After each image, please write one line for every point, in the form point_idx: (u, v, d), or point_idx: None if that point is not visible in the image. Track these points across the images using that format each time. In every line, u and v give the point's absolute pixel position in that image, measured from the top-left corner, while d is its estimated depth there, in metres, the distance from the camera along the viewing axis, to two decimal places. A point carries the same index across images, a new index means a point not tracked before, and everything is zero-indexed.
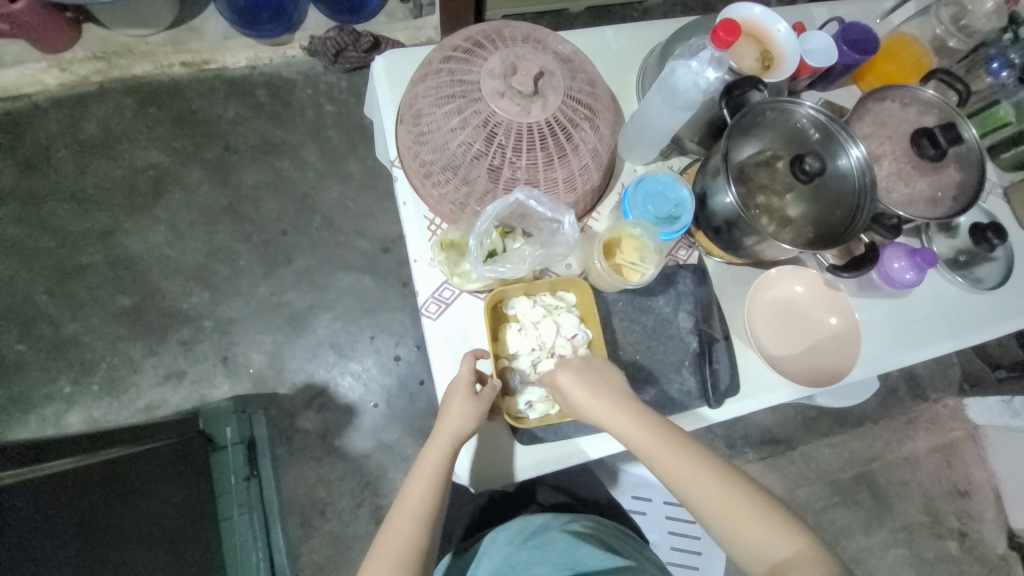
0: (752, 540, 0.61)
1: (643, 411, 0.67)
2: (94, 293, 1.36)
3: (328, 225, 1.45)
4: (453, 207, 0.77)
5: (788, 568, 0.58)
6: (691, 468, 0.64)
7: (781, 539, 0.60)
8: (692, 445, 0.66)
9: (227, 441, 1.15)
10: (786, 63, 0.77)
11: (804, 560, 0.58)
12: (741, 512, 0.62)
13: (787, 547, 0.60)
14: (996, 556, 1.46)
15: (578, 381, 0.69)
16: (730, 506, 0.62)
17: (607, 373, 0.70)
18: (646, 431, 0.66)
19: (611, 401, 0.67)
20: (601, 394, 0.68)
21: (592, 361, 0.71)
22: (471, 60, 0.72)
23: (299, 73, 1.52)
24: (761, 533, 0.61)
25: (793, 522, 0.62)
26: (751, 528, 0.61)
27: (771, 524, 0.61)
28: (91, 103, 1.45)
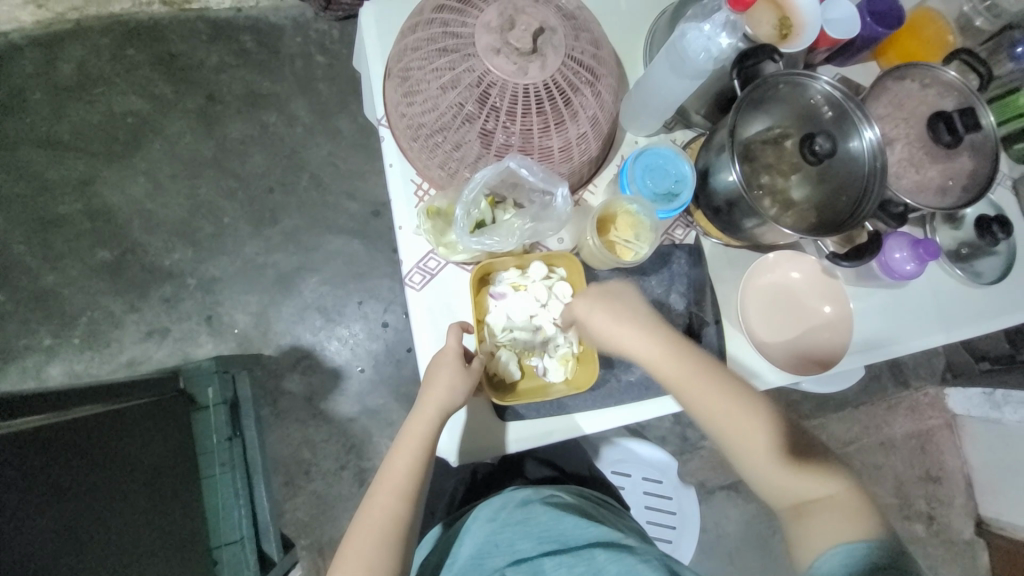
0: (783, 479, 0.65)
1: (681, 346, 0.69)
2: (73, 245, 1.31)
3: (317, 185, 1.39)
4: (442, 172, 0.73)
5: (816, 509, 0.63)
6: (732, 408, 0.67)
7: (814, 481, 0.64)
8: (737, 386, 0.68)
9: (208, 401, 1.13)
10: (805, 32, 0.72)
11: (835, 502, 0.63)
12: (774, 453, 0.66)
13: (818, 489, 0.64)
14: (960, 539, 1.51)
15: (606, 313, 0.70)
16: (766, 445, 0.66)
17: (637, 305, 0.71)
18: (696, 374, 0.68)
19: (655, 336, 0.69)
20: (646, 328, 0.69)
21: (621, 293, 0.72)
22: (466, 11, 0.66)
23: (288, 19, 1.42)
24: (795, 475, 0.65)
25: (827, 466, 0.66)
26: (784, 467, 0.65)
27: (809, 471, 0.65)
28: (65, 41, 1.35)
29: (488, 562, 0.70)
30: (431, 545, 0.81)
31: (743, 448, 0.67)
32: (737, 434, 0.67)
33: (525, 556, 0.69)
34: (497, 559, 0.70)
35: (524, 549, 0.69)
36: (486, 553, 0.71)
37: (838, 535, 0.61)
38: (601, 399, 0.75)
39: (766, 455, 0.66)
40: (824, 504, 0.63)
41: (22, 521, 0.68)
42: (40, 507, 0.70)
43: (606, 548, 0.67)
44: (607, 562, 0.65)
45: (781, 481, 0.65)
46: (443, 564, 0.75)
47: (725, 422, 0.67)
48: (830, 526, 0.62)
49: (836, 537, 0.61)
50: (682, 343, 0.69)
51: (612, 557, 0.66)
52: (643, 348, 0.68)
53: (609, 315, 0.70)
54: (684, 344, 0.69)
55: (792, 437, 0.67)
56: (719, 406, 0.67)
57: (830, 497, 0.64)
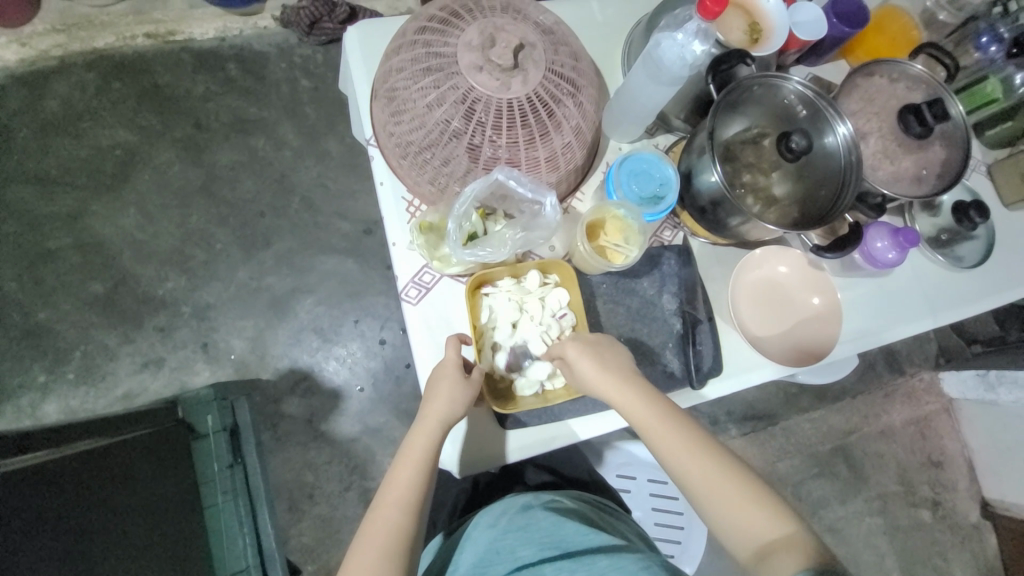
0: (739, 519, 0.60)
1: (651, 393, 0.67)
2: (65, 279, 1.31)
3: (308, 207, 1.40)
4: (432, 188, 0.75)
5: (773, 548, 0.58)
6: (687, 447, 0.64)
7: (762, 518, 0.60)
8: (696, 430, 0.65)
9: (207, 429, 1.13)
10: (774, 36, 0.75)
11: (787, 541, 0.58)
12: (729, 491, 0.61)
13: (776, 530, 0.59)
14: (967, 523, 1.52)
15: (586, 354, 0.68)
16: (717, 483, 0.62)
17: (625, 364, 0.69)
18: (643, 408, 0.66)
19: (621, 383, 0.67)
20: (618, 375, 0.67)
21: (611, 348, 0.70)
22: (447, 32, 0.68)
23: (272, 45, 1.45)
24: (750, 512, 0.60)
25: (776, 502, 0.61)
26: (739, 507, 0.61)
27: (763, 508, 0.60)
28: (51, 78, 1.36)
29: (489, 571, 0.70)
30: (432, 555, 0.82)
31: (704, 490, 0.62)
32: (699, 474, 0.63)
33: (525, 563, 0.69)
34: (498, 569, 0.70)
35: (525, 555, 0.69)
36: (487, 561, 0.71)
37: (794, 572, 0.55)
38: (600, 402, 0.75)
39: (724, 493, 0.61)
40: (781, 545, 0.58)
41: (29, 558, 0.67)
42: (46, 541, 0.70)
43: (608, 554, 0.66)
44: (607, 568, 0.64)
45: (734, 522, 0.60)
46: (445, 569, 0.76)
47: (685, 466, 0.63)
48: (786, 566, 0.56)
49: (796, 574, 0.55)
50: (653, 393, 0.67)
51: (613, 563, 0.64)
52: (608, 391, 0.67)
53: (587, 358, 0.68)
54: (654, 393, 0.67)
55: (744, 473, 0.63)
56: (674, 448, 0.64)
57: (779, 535, 0.59)
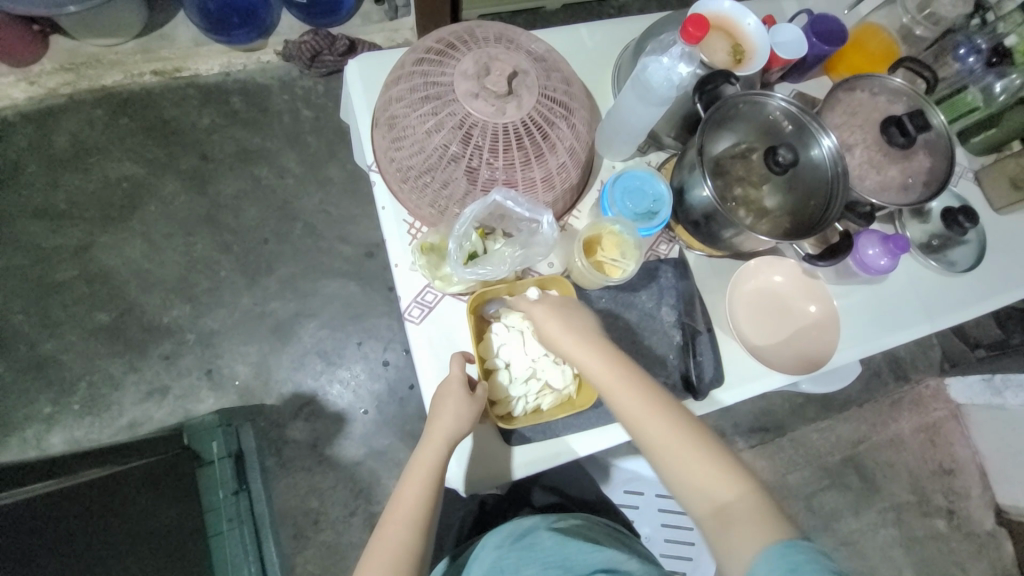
0: (700, 482, 0.62)
1: (620, 360, 0.67)
2: (71, 310, 1.33)
3: (311, 232, 1.43)
4: (432, 209, 0.77)
5: (728, 513, 0.60)
6: (653, 409, 0.64)
7: (719, 482, 0.61)
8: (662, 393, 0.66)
9: (213, 456, 1.13)
10: (757, 57, 0.78)
11: (745, 507, 0.60)
12: (692, 455, 0.63)
13: (731, 494, 0.61)
14: (984, 531, 1.49)
15: (553, 315, 0.69)
16: (678, 446, 0.63)
17: (588, 322, 0.70)
18: (605, 368, 0.66)
19: (591, 346, 0.67)
20: (586, 342, 0.68)
21: (576, 307, 0.71)
22: (444, 62, 0.72)
23: (275, 79, 1.50)
24: (708, 475, 0.62)
25: (735, 467, 0.62)
26: (702, 471, 0.62)
27: (720, 471, 0.62)
28: (60, 116, 1.41)
29: None
30: None
31: (669, 454, 0.63)
32: (659, 436, 0.63)
33: None
34: None
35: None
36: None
37: (755, 541, 0.57)
38: (603, 416, 0.75)
39: (687, 457, 0.63)
40: (737, 511, 0.59)
41: None
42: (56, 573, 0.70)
43: (611, 572, 0.68)
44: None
45: (697, 487, 0.62)
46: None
47: (651, 431, 0.64)
48: (745, 536, 0.58)
49: (755, 542, 0.57)
50: (622, 358, 0.67)
51: None
52: (577, 355, 0.68)
53: (559, 322, 0.69)
54: (623, 358, 0.67)
55: (705, 437, 0.64)
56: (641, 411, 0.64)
57: (738, 500, 0.60)
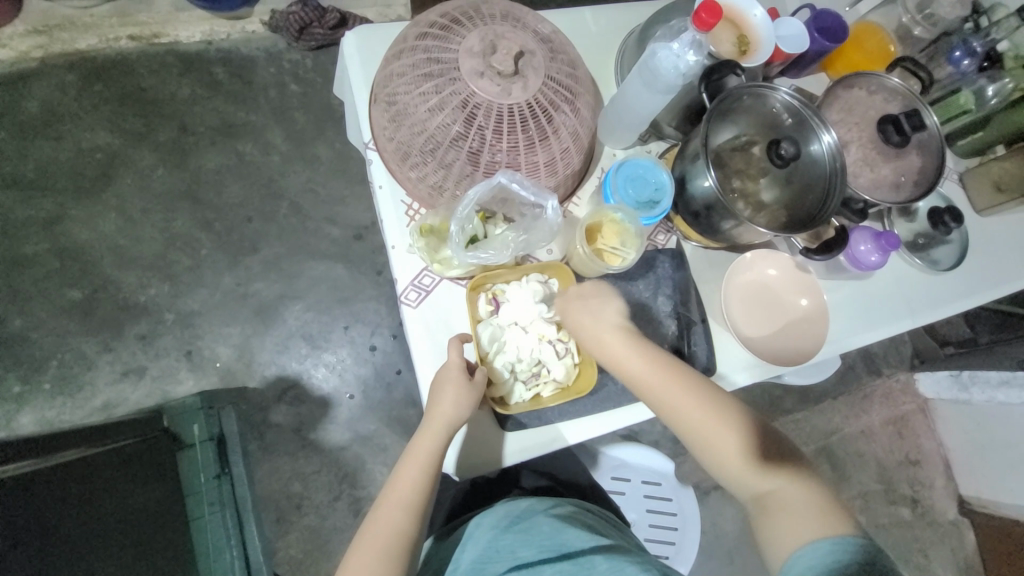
0: (761, 481, 0.64)
1: (674, 366, 0.68)
2: (41, 286, 1.26)
3: (297, 212, 1.39)
4: (431, 191, 0.75)
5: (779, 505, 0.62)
6: (698, 408, 0.66)
7: (776, 480, 0.63)
8: (710, 388, 0.68)
9: (194, 439, 1.11)
10: (761, 49, 0.78)
11: (793, 499, 0.62)
12: (743, 457, 0.65)
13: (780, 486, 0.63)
14: (945, 520, 1.57)
15: (585, 312, 0.71)
16: (736, 449, 0.65)
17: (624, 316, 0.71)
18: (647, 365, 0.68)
19: (642, 350, 0.68)
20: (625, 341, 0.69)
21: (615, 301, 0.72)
22: (448, 38, 0.69)
23: (261, 50, 1.43)
24: (755, 468, 0.64)
25: (793, 465, 0.65)
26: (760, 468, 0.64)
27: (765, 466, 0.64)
28: (28, 80, 1.33)
29: (489, 568, 0.70)
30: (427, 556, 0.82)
31: (711, 444, 0.66)
32: (707, 428, 0.66)
33: (525, 563, 0.69)
34: (498, 565, 0.70)
35: (526, 556, 0.69)
36: (487, 559, 0.71)
37: (804, 534, 0.59)
38: (598, 404, 0.76)
39: (742, 460, 0.65)
40: (786, 502, 0.62)
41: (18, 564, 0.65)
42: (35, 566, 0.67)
43: (607, 557, 0.67)
44: (607, 571, 0.65)
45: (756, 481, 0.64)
46: (445, 567, 0.76)
47: (699, 430, 0.66)
48: (797, 529, 0.60)
49: (803, 535, 0.59)
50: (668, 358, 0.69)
51: (612, 566, 0.65)
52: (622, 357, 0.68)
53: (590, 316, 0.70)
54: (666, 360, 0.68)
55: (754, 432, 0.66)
56: (697, 416, 0.66)
57: (795, 492, 0.62)
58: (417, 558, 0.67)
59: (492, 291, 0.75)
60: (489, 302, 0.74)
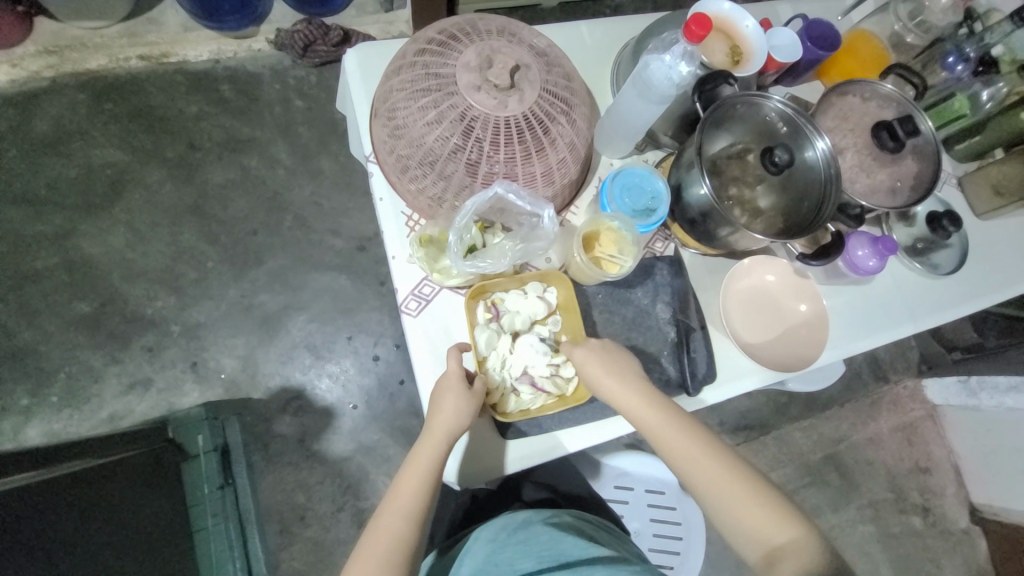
0: (762, 527, 0.64)
1: (673, 412, 0.70)
2: (50, 300, 1.29)
3: (301, 224, 1.41)
4: (431, 202, 0.77)
5: (780, 553, 0.62)
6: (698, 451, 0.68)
7: (777, 528, 0.64)
8: (707, 436, 0.69)
9: (198, 450, 1.15)
10: (754, 59, 0.80)
11: (795, 547, 0.62)
12: (750, 502, 0.65)
13: (783, 535, 0.63)
14: (958, 529, 1.54)
15: (594, 358, 0.71)
16: (736, 495, 0.66)
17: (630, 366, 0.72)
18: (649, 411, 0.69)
19: (646, 398, 0.70)
20: (628, 383, 0.70)
21: (621, 357, 0.72)
22: (446, 53, 0.71)
23: (266, 67, 1.47)
24: (757, 516, 0.65)
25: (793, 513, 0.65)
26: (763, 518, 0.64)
27: (769, 515, 0.64)
28: (41, 99, 1.36)
29: None
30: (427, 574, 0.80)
31: (714, 489, 0.66)
32: (707, 473, 0.67)
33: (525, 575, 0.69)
34: None
35: (524, 565, 0.69)
36: (486, 572, 0.71)
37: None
38: (599, 411, 0.76)
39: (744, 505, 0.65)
40: (787, 550, 0.62)
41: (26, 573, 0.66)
42: (46, 573, 0.68)
43: (605, 564, 0.67)
44: None
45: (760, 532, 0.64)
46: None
47: (701, 474, 0.67)
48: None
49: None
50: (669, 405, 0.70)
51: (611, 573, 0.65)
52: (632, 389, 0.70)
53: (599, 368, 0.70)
54: (670, 406, 0.70)
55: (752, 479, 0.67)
56: (696, 461, 0.67)
57: (799, 544, 0.63)
58: (417, 568, 0.67)
59: (491, 299, 0.76)
60: (488, 309, 0.75)
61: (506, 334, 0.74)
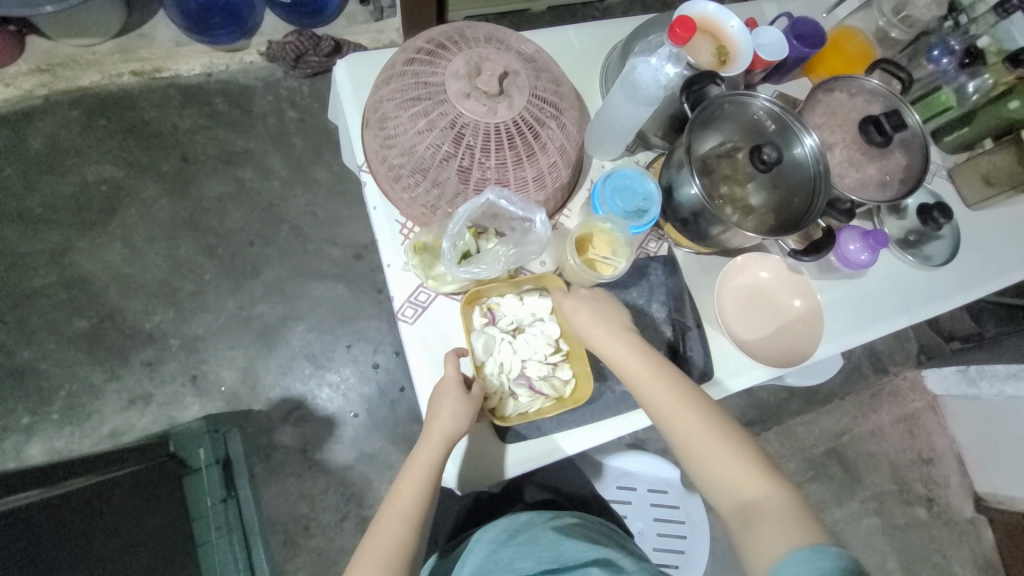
0: (740, 486, 0.62)
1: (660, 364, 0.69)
2: (49, 317, 1.29)
3: (297, 234, 1.41)
4: (424, 210, 0.77)
5: (758, 513, 0.60)
6: (682, 404, 0.67)
7: (757, 488, 0.62)
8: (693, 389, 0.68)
9: (201, 463, 1.13)
10: (740, 58, 0.80)
11: (774, 507, 0.60)
12: (730, 464, 0.63)
13: (763, 495, 0.61)
14: (963, 519, 1.54)
15: (585, 309, 0.72)
16: (718, 450, 0.64)
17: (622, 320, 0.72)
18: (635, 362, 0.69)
19: (631, 345, 0.70)
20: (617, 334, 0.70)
21: (612, 308, 0.74)
22: (435, 62, 0.72)
23: (258, 79, 1.48)
24: (740, 474, 0.63)
25: (775, 474, 0.63)
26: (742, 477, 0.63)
27: (752, 474, 0.63)
28: (35, 118, 1.37)
29: None
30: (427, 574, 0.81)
31: (694, 443, 0.65)
32: (690, 430, 0.65)
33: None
34: None
35: (524, 567, 0.69)
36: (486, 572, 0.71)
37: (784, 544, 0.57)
38: (597, 413, 0.76)
39: (727, 460, 0.64)
40: (766, 512, 0.60)
41: None
42: None
43: (604, 567, 0.67)
44: None
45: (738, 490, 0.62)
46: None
47: (684, 429, 0.66)
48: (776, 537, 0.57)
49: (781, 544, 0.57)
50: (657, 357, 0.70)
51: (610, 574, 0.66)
52: (614, 354, 0.70)
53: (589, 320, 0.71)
54: (657, 357, 0.70)
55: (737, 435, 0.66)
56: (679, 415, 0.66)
57: (777, 502, 0.60)
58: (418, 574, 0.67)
59: (487, 304, 0.77)
60: (484, 314, 0.76)
61: (502, 338, 0.75)
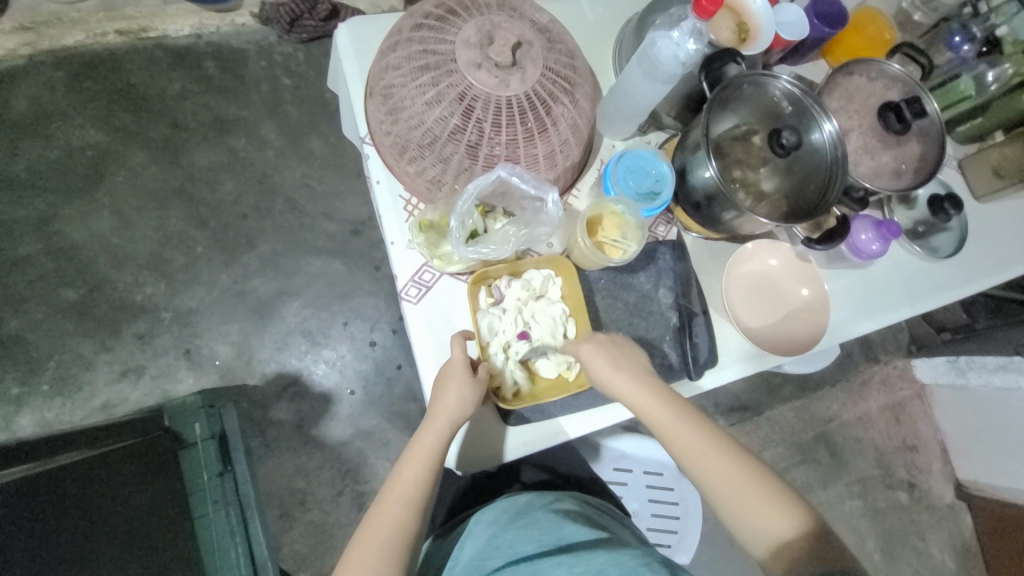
0: (761, 518, 0.65)
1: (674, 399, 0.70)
2: (36, 287, 1.25)
3: (292, 208, 1.37)
4: (430, 186, 0.75)
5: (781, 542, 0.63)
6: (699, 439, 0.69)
7: (779, 517, 0.64)
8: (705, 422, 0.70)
9: (195, 438, 1.10)
10: (761, 36, 0.77)
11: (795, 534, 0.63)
12: (750, 492, 0.66)
13: (782, 523, 0.64)
14: (943, 504, 1.59)
15: (600, 352, 0.71)
16: (738, 481, 0.66)
17: (638, 363, 0.71)
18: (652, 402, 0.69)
19: (644, 384, 0.69)
20: (632, 374, 0.70)
21: (623, 345, 0.73)
22: (444, 29, 0.68)
23: (251, 43, 1.41)
24: (763, 506, 0.65)
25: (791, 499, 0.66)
26: (762, 505, 0.65)
27: (772, 499, 0.65)
28: (17, 78, 1.30)
29: (488, 564, 0.70)
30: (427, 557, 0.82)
31: (711, 474, 0.67)
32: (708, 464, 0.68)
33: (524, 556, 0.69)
34: (497, 560, 0.70)
35: (524, 549, 0.69)
36: (485, 555, 0.72)
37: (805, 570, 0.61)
38: (601, 397, 0.76)
39: (744, 490, 0.66)
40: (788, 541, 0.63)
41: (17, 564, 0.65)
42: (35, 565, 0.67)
43: (607, 551, 0.66)
44: (607, 561, 0.64)
45: (765, 534, 0.64)
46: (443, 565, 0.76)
47: (703, 463, 0.68)
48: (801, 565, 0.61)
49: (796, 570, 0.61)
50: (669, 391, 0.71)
51: (613, 557, 0.65)
52: (626, 388, 0.69)
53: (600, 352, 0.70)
54: (668, 392, 0.70)
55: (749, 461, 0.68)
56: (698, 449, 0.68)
57: (795, 525, 0.64)
58: (419, 553, 0.68)
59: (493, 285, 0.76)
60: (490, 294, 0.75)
61: (507, 320, 0.74)
